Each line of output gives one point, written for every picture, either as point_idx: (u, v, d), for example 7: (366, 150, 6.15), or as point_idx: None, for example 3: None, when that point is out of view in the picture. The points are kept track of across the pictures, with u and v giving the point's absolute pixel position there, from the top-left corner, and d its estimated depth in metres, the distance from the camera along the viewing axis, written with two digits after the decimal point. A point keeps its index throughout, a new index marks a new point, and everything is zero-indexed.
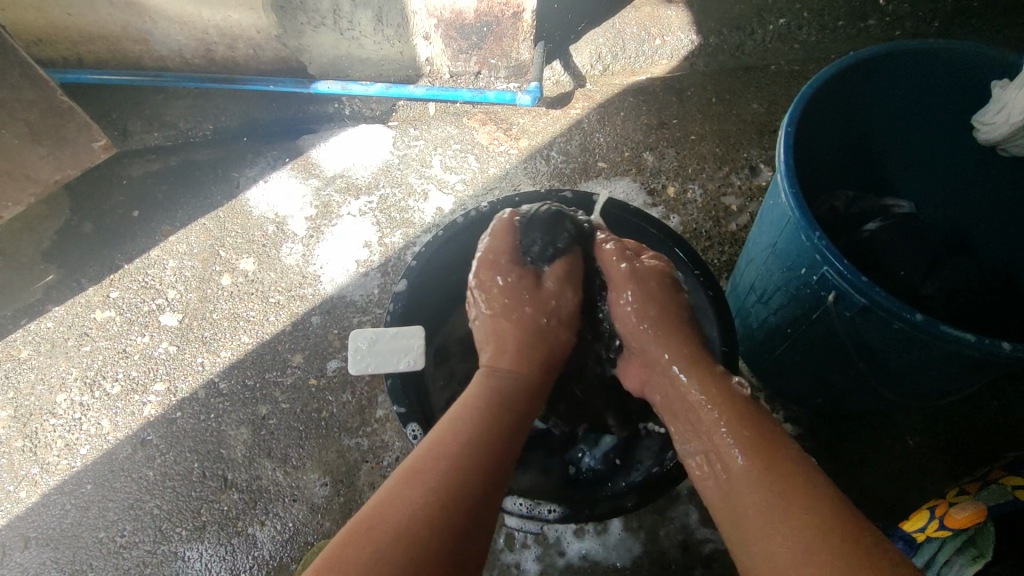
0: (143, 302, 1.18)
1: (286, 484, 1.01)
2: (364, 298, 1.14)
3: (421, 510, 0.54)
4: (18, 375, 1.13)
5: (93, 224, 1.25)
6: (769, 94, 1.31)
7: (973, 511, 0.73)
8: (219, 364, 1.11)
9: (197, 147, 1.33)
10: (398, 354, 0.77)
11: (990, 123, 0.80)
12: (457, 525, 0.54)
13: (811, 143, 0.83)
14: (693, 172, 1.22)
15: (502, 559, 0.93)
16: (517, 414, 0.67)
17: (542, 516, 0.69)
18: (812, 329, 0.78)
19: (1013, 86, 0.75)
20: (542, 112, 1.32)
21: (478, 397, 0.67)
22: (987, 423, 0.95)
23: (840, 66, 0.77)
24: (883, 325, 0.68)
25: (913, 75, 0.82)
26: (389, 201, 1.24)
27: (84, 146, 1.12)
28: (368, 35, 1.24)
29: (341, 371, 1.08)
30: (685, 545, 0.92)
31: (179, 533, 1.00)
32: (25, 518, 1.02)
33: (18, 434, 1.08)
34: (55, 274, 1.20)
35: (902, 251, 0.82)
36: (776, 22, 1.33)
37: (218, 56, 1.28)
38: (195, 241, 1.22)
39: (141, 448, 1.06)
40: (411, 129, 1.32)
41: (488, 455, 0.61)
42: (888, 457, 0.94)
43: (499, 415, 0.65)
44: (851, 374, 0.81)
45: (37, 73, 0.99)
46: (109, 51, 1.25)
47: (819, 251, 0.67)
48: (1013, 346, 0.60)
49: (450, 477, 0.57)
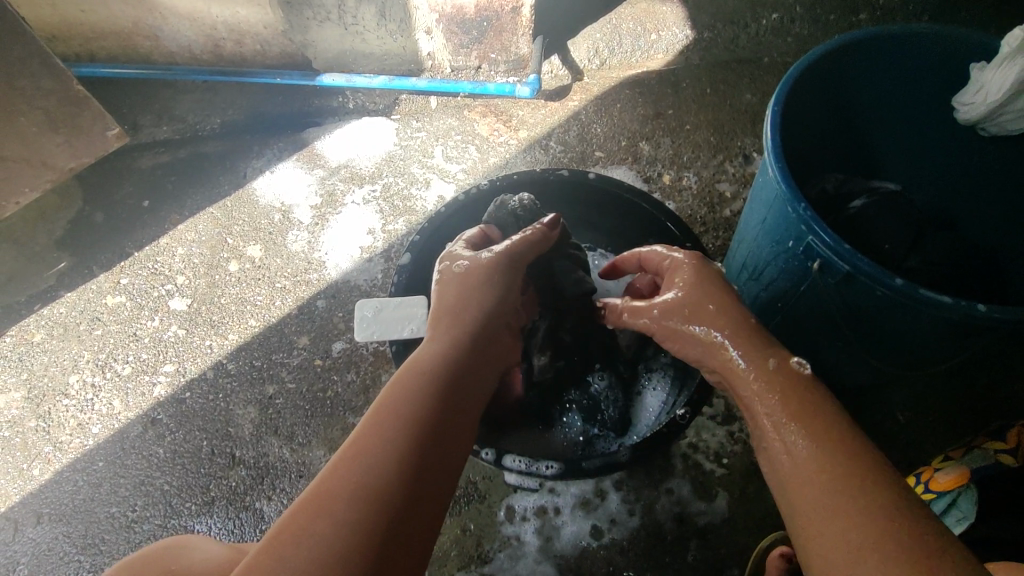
0: (152, 288, 1.21)
1: (292, 461, 1.04)
2: (368, 283, 1.18)
3: (367, 492, 0.48)
4: (31, 358, 1.16)
5: (103, 213, 1.28)
6: (762, 85, 1.34)
7: (955, 475, 0.78)
8: (226, 347, 1.14)
9: (204, 139, 1.35)
10: (405, 320, 0.85)
11: (969, 104, 0.85)
12: (408, 503, 0.48)
13: (799, 123, 0.86)
14: (688, 160, 1.25)
15: (502, 531, 0.96)
16: (470, 374, 0.61)
17: (540, 472, 0.76)
18: (800, 301, 0.82)
19: (989, 68, 0.80)
20: (541, 105, 1.35)
21: (424, 363, 0.59)
22: (974, 396, 0.98)
23: (825, 49, 0.81)
24: (867, 293, 0.71)
25: (894, 58, 0.85)
26: (392, 189, 1.27)
27: (98, 135, 1.16)
28: (372, 30, 1.27)
29: (346, 352, 1.11)
30: (682, 517, 0.95)
31: (188, 508, 1.02)
32: (38, 495, 1.05)
33: (32, 414, 1.11)
34: (67, 261, 1.23)
35: (887, 227, 0.86)
36: (769, 16, 1.37)
37: (226, 52, 1.32)
38: (203, 229, 1.26)
39: (151, 427, 1.09)
40: (413, 121, 1.35)
41: (439, 424, 0.55)
42: (879, 431, 0.96)
43: (451, 375, 0.59)
44: (840, 346, 0.84)
45: (56, 64, 1.03)
46: (120, 46, 1.30)
47: (805, 222, 0.70)
48: (988, 308, 0.64)
49: (400, 452, 0.51)
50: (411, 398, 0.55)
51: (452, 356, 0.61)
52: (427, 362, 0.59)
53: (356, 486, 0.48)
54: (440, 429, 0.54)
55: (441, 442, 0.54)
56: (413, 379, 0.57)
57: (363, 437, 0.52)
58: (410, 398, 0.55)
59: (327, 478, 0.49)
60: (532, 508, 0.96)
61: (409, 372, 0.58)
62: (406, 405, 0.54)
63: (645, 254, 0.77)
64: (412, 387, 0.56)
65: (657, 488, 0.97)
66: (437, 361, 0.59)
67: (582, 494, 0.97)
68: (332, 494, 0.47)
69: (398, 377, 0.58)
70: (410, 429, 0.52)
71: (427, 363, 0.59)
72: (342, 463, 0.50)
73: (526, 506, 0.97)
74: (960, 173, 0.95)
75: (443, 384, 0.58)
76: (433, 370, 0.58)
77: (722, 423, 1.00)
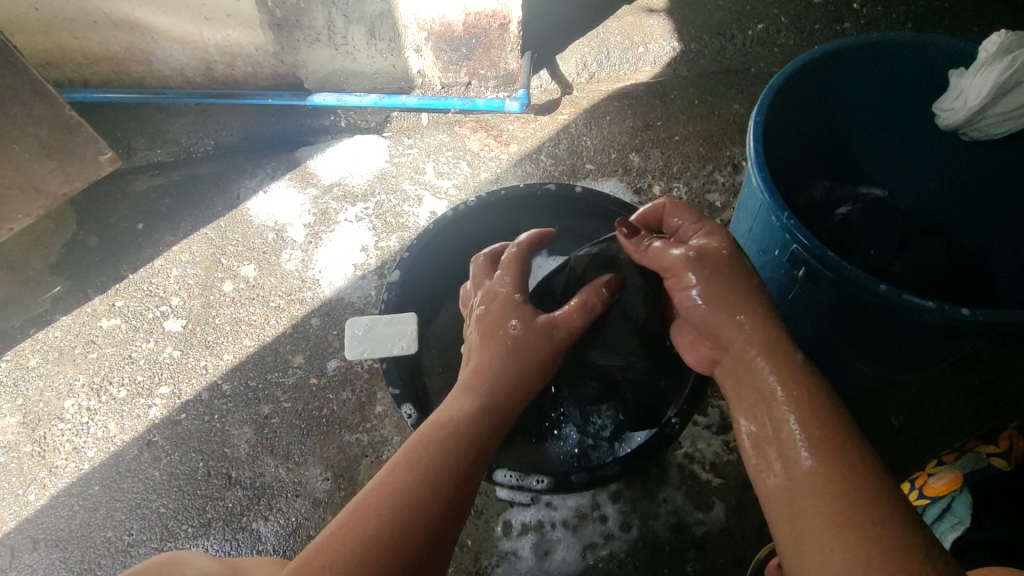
0: (147, 310, 1.21)
1: (289, 480, 1.04)
2: (361, 300, 1.18)
3: (386, 539, 0.51)
4: (27, 383, 1.16)
5: (98, 237, 1.28)
6: (749, 95, 1.35)
7: (949, 479, 0.79)
8: (221, 367, 1.14)
9: (198, 160, 1.37)
10: (394, 337, 0.86)
11: (948, 109, 0.87)
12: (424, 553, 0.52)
13: (783, 132, 0.87)
14: (677, 171, 1.26)
15: (500, 546, 0.95)
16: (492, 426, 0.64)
17: (530, 486, 0.78)
18: (789, 308, 0.82)
19: (968, 75, 0.82)
20: (531, 119, 1.36)
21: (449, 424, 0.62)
22: (968, 400, 0.98)
23: (806, 59, 0.82)
24: (853, 299, 0.71)
25: (875, 65, 0.87)
26: (385, 207, 1.28)
27: (91, 159, 1.17)
28: (362, 50, 1.28)
29: (341, 370, 1.11)
30: (680, 527, 0.95)
31: (185, 530, 1.02)
32: (34, 521, 1.05)
33: (28, 440, 1.11)
34: (62, 285, 1.24)
35: (872, 233, 0.86)
36: (755, 27, 1.38)
37: (218, 74, 1.33)
38: (197, 250, 1.26)
39: (147, 450, 1.09)
40: (405, 138, 1.36)
41: (462, 476, 0.58)
42: (874, 438, 0.96)
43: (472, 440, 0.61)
44: (829, 352, 0.84)
45: (47, 91, 1.04)
46: (113, 71, 1.31)
47: (789, 231, 0.70)
48: (972, 312, 0.64)
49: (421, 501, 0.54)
50: (434, 448, 0.59)
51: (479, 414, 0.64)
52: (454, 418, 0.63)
53: (377, 530, 0.51)
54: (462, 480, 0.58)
55: (461, 496, 0.57)
56: (433, 435, 0.61)
57: (383, 485, 0.55)
58: (432, 451, 0.59)
59: (354, 511, 0.53)
60: (530, 522, 0.96)
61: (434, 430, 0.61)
62: (427, 458, 0.58)
63: (670, 206, 0.73)
64: (435, 441, 0.60)
65: (654, 499, 0.96)
66: (467, 419, 0.63)
67: (579, 507, 0.96)
68: (347, 539, 0.50)
69: (423, 433, 0.61)
70: (431, 485, 0.56)
71: (460, 418, 0.63)
72: (362, 507, 0.53)
73: (522, 519, 0.96)
74: (947, 177, 0.96)
75: (468, 441, 0.61)
76: (458, 424, 0.62)
77: (717, 433, 1.00)
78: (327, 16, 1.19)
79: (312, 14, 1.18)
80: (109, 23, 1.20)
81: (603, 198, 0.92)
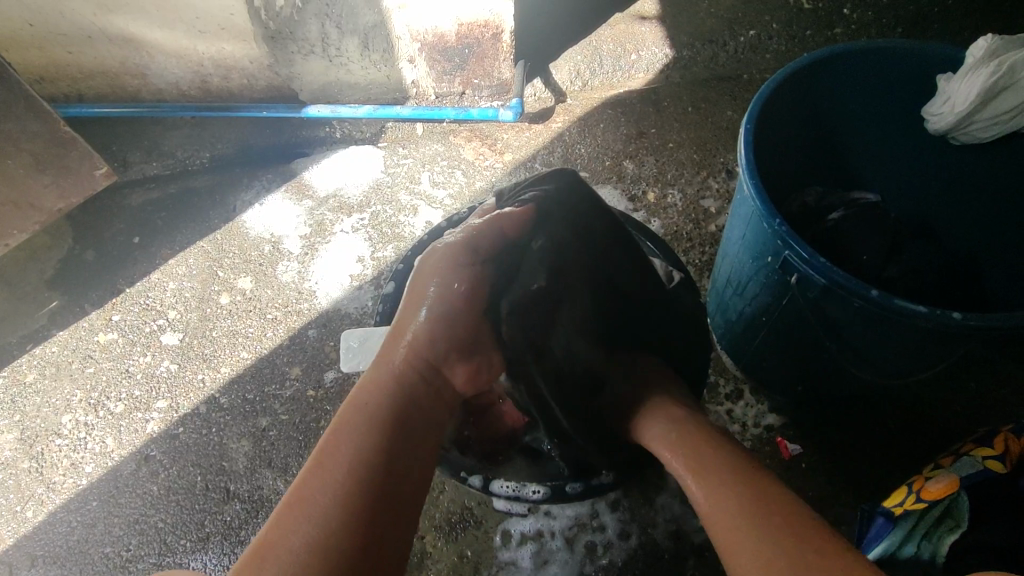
0: (144, 324, 1.21)
1: (287, 493, 1.04)
2: (358, 311, 1.18)
3: (327, 523, 0.60)
4: (24, 399, 1.16)
5: (94, 251, 1.28)
6: (742, 101, 1.36)
7: (948, 482, 0.78)
8: (219, 381, 1.14)
9: (194, 174, 1.36)
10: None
11: (937, 114, 0.88)
12: (363, 524, 0.61)
13: (776, 139, 0.88)
14: (672, 177, 1.27)
15: (499, 556, 0.95)
16: (403, 397, 0.73)
17: (528, 497, 0.83)
18: (783, 315, 0.82)
19: (955, 79, 0.83)
20: (525, 127, 1.36)
21: (361, 404, 0.71)
22: (965, 403, 0.98)
23: (796, 66, 0.83)
24: (845, 304, 0.72)
25: (864, 72, 0.88)
26: (380, 217, 1.28)
27: (87, 174, 1.18)
28: (356, 61, 1.28)
29: (338, 382, 1.11)
30: (679, 534, 0.95)
31: (184, 545, 1.02)
32: (32, 537, 1.04)
33: (25, 456, 1.11)
34: (59, 300, 1.24)
35: (864, 238, 0.88)
36: (746, 34, 1.39)
37: (213, 87, 1.34)
38: (193, 263, 1.26)
39: (144, 464, 1.08)
40: (400, 148, 1.37)
41: (383, 450, 0.67)
42: (870, 442, 0.97)
43: (388, 413, 0.70)
44: (823, 358, 0.85)
45: (42, 107, 1.04)
46: (108, 85, 1.32)
47: (781, 238, 0.71)
48: (963, 316, 0.65)
49: (341, 484, 0.63)
50: (349, 428, 0.68)
51: (389, 390, 0.73)
52: (369, 402, 0.71)
53: (312, 516, 0.61)
54: (382, 451, 0.67)
55: (388, 475, 0.66)
56: (349, 420, 0.69)
57: (309, 484, 0.63)
58: (348, 438, 0.67)
59: (289, 507, 0.62)
60: (530, 532, 0.96)
61: (351, 411, 0.70)
62: (340, 448, 0.66)
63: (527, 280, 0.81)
64: (354, 422, 0.69)
65: (652, 507, 0.97)
66: (371, 395, 0.72)
67: (578, 516, 0.96)
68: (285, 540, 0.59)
69: (341, 416, 0.70)
70: (354, 464, 0.65)
71: (386, 396, 0.72)
72: (289, 513, 0.62)
73: (521, 529, 0.96)
74: (938, 181, 0.97)
75: (381, 416, 0.70)
76: (368, 405, 0.71)
77: None
78: (320, 28, 1.19)
79: (305, 26, 1.19)
80: (103, 38, 1.20)
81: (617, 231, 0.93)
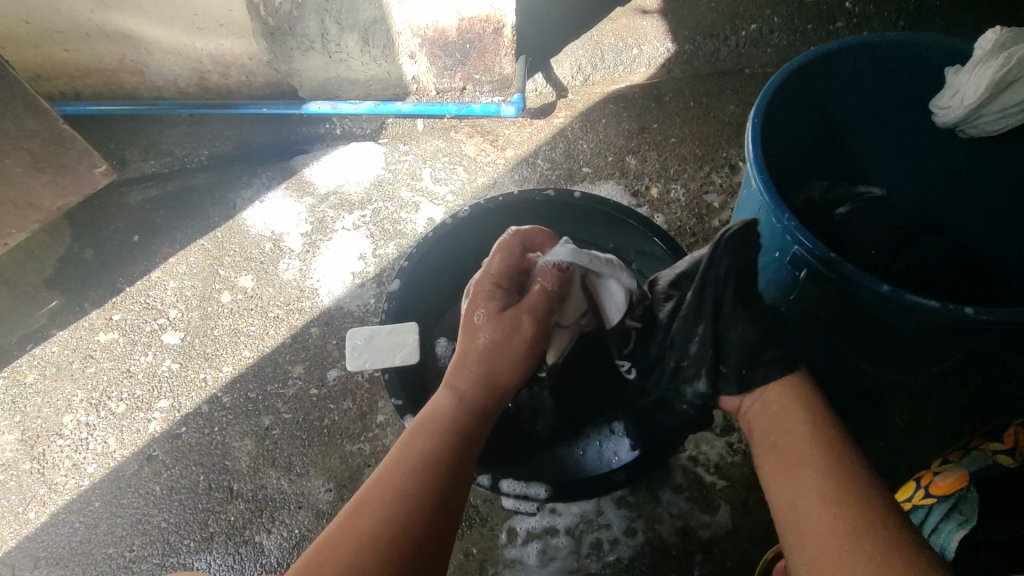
0: (145, 323, 1.20)
1: (291, 492, 1.03)
2: (361, 309, 1.18)
3: (383, 534, 0.56)
4: (24, 399, 1.15)
5: (93, 249, 1.27)
6: (744, 94, 1.35)
7: (956, 478, 0.80)
8: (221, 380, 1.13)
9: (193, 171, 1.35)
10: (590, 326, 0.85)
11: (945, 107, 0.88)
12: (417, 542, 0.57)
13: (782, 134, 0.89)
14: (674, 172, 1.26)
15: (505, 554, 0.95)
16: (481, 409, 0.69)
17: (534, 496, 0.81)
18: (794, 313, 0.82)
19: (964, 71, 0.83)
20: (526, 123, 1.35)
21: (431, 427, 0.66)
22: (973, 396, 0.99)
23: (801, 61, 0.84)
24: (855, 299, 0.71)
25: (870, 66, 0.88)
26: (382, 214, 1.27)
27: (86, 173, 1.17)
28: (356, 58, 1.27)
29: (341, 380, 1.10)
30: (686, 531, 0.94)
31: (187, 545, 1.01)
32: (34, 539, 1.04)
33: (26, 456, 1.10)
34: (58, 299, 1.23)
35: (869, 236, 0.88)
36: (748, 27, 1.37)
37: (212, 84, 1.32)
38: (194, 261, 1.26)
39: (147, 464, 1.08)
40: (401, 145, 1.35)
41: (439, 490, 0.61)
42: (878, 437, 0.96)
43: (445, 443, 0.64)
44: (834, 352, 0.84)
45: (39, 104, 1.03)
46: (106, 83, 1.31)
47: (791, 232, 0.70)
48: (975, 311, 0.65)
49: (410, 491, 0.59)
50: (415, 450, 0.63)
51: (465, 418, 0.67)
52: (444, 421, 0.66)
53: (375, 521, 0.56)
54: (451, 471, 0.63)
55: (430, 530, 0.58)
56: (420, 432, 0.65)
57: (364, 502, 0.59)
58: (416, 449, 0.63)
59: (348, 521, 0.57)
60: (536, 530, 0.96)
61: (417, 433, 0.65)
62: (414, 461, 0.62)
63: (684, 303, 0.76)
64: (427, 437, 0.65)
65: (657, 503, 0.96)
66: (450, 412, 0.67)
67: (584, 513, 0.96)
68: (338, 547, 0.55)
69: (405, 434, 0.65)
70: (412, 497, 0.59)
71: (440, 423, 0.66)
72: (345, 523, 0.57)
73: (526, 527, 0.96)
74: (951, 179, 0.97)
75: (459, 427, 0.66)
76: (437, 427, 0.66)
77: (721, 434, 1.00)
78: (320, 24, 1.18)
79: (305, 22, 1.17)
80: (100, 35, 1.19)
81: (598, 232, 0.98)
